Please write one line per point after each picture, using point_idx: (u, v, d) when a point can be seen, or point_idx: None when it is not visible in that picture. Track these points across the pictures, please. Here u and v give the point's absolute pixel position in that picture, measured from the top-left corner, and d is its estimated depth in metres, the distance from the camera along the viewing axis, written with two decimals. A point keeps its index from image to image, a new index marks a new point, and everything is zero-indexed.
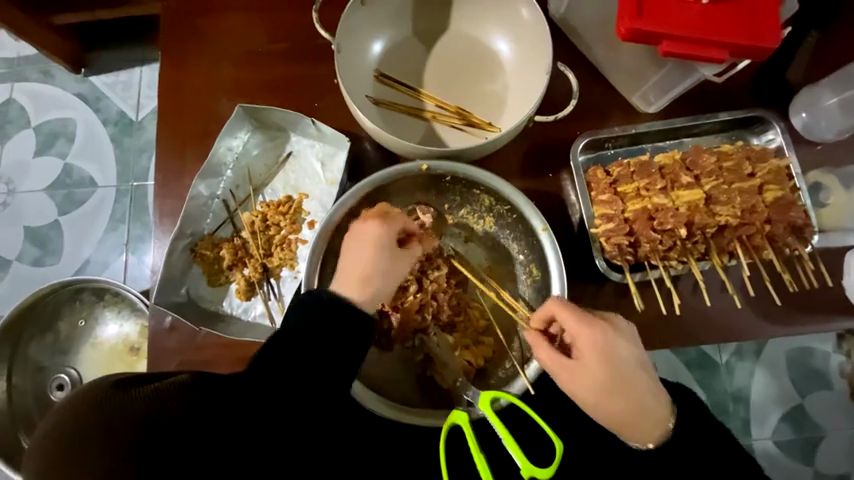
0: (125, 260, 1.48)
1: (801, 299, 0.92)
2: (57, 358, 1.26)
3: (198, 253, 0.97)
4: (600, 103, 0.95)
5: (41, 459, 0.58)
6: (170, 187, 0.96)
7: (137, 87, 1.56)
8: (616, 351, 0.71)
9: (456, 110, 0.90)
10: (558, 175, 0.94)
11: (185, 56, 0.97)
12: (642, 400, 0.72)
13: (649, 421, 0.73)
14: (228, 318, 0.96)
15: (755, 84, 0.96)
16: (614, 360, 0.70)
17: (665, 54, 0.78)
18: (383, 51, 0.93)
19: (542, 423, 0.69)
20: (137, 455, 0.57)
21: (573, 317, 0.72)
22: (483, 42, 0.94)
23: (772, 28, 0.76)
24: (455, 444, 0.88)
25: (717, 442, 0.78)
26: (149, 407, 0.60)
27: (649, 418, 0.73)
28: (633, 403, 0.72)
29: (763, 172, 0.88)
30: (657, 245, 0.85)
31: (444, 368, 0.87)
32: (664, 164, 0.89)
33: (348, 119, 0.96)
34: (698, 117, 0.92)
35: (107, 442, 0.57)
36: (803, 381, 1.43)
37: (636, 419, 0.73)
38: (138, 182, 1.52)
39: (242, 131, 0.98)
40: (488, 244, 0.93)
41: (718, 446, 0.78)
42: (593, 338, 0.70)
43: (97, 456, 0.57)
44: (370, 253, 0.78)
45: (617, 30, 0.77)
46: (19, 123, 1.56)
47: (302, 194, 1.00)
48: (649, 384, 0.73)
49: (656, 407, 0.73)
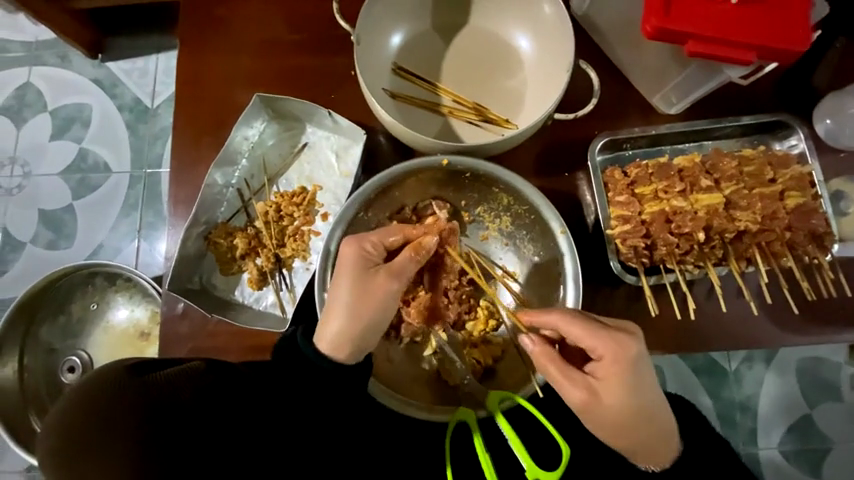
0: (137, 246, 1.48)
1: (817, 309, 0.91)
2: (68, 340, 1.26)
3: (211, 241, 0.97)
4: (619, 102, 0.93)
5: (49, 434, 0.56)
6: (185, 174, 0.95)
7: (153, 74, 1.55)
8: (640, 369, 0.72)
9: (473, 106, 0.89)
10: (575, 175, 0.93)
11: (203, 43, 0.97)
12: (656, 421, 0.74)
13: (659, 444, 0.75)
14: (239, 307, 0.96)
15: (780, 88, 0.94)
16: (638, 379, 0.72)
17: (691, 54, 0.77)
18: (402, 44, 0.92)
19: (549, 427, 0.72)
20: (144, 433, 0.57)
21: (600, 335, 0.71)
22: (504, 38, 0.92)
23: (803, 32, 0.75)
24: (460, 443, 0.87)
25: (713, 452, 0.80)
26: (162, 392, 0.61)
27: (660, 442, 0.75)
28: (649, 424, 0.73)
29: (785, 178, 0.87)
30: (674, 248, 0.84)
31: (452, 366, 0.86)
32: (683, 167, 0.88)
33: (364, 111, 0.95)
34: (720, 120, 0.91)
35: (110, 415, 0.57)
36: (813, 392, 1.41)
37: (643, 441, 0.74)
38: (151, 169, 1.52)
39: (259, 121, 0.97)
40: (503, 242, 0.92)
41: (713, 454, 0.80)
42: (620, 356, 0.71)
43: (101, 427, 0.56)
44: (349, 293, 0.77)
45: (643, 28, 0.76)
46: (37, 107, 1.56)
47: (316, 186, 1.00)
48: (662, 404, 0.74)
49: (669, 431, 0.75)
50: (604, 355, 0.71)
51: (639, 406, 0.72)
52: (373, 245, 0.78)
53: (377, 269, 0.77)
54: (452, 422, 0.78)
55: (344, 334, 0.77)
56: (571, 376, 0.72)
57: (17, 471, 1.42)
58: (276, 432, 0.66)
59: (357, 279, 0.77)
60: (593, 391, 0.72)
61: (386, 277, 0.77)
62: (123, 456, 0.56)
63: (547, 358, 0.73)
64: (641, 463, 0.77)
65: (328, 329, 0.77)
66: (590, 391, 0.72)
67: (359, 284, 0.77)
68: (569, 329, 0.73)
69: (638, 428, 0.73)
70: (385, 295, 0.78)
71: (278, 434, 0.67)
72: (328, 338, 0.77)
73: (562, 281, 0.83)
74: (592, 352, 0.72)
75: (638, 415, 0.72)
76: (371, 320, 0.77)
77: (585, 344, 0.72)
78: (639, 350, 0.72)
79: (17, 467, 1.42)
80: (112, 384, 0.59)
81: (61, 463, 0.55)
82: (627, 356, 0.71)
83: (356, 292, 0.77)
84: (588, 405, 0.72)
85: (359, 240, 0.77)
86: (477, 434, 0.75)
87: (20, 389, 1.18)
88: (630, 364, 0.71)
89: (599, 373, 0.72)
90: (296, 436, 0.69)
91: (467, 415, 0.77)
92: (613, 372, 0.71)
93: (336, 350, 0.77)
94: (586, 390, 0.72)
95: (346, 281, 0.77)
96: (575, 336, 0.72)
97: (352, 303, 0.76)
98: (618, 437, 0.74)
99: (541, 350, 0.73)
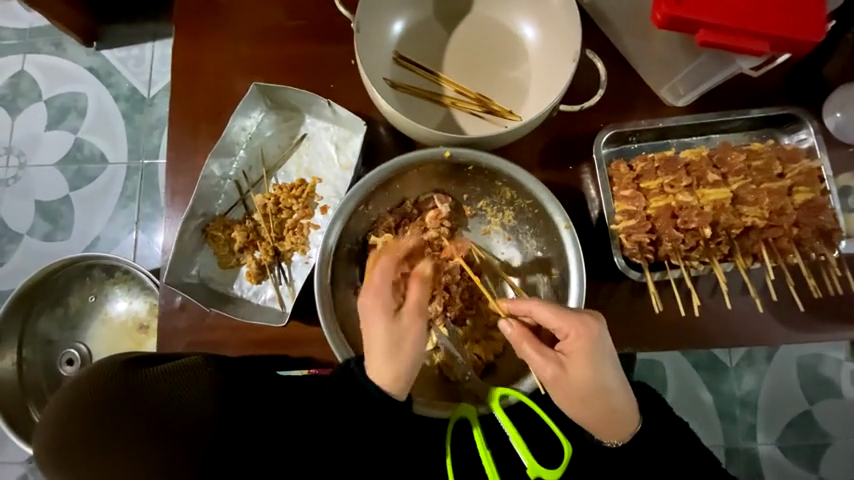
0: (135, 238, 1.47)
1: (825, 306, 0.89)
2: (67, 332, 1.24)
3: (209, 233, 0.95)
4: (625, 94, 0.92)
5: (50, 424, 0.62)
6: (183, 165, 0.94)
7: (149, 62, 1.53)
8: (606, 349, 0.71)
9: (476, 97, 0.88)
10: (579, 168, 0.91)
11: (200, 31, 0.95)
12: (620, 399, 0.73)
13: (624, 419, 0.74)
14: (238, 301, 0.94)
15: (788, 80, 0.92)
16: (603, 357, 0.71)
17: (702, 44, 0.75)
18: (403, 32, 0.90)
19: (551, 423, 0.70)
20: (127, 429, 0.62)
21: (566, 315, 0.71)
22: (508, 26, 0.90)
23: (816, 22, 0.73)
24: (462, 441, 0.85)
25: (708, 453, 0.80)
26: (156, 388, 0.65)
27: (625, 416, 0.74)
28: (613, 399, 0.72)
29: (793, 173, 0.85)
30: (679, 244, 0.83)
31: (453, 361, 0.85)
32: (690, 160, 0.86)
33: (365, 102, 0.93)
34: (729, 112, 0.89)
35: (99, 408, 0.62)
36: (813, 389, 1.39)
37: (605, 421, 0.74)
38: (148, 160, 1.50)
39: (256, 111, 0.96)
40: (505, 236, 0.91)
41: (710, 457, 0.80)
42: (585, 335, 0.70)
43: (88, 420, 0.61)
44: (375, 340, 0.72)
45: (653, 17, 0.74)
46: (31, 96, 1.54)
47: (316, 179, 0.98)
48: (625, 385, 0.74)
49: (630, 413, 0.75)
50: (570, 333, 0.70)
51: (606, 383, 0.71)
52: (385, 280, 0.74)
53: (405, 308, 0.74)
54: (453, 418, 0.77)
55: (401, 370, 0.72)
56: (541, 351, 0.72)
57: (16, 463, 1.40)
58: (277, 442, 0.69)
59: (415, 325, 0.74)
60: (563, 368, 0.71)
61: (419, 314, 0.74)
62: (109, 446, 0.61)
63: (523, 340, 0.73)
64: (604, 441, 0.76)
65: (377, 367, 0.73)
66: (561, 368, 0.71)
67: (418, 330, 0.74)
68: (539, 310, 0.72)
69: (602, 408, 0.72)
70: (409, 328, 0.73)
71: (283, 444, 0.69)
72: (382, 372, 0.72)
73: (565, 278, 0.82)
74: (558, 332, 0.71)
75: (604, 394, 0.71)
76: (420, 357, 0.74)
77: (552, 325, 0.71)
78: (602, 330, 0.71)
79: (17, 459, 1.41)
80: (107, 384, 0.64)
81: (57, 453, 0.61)
82: (591, 335, 0.70)
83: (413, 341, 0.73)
84: (559, 381, 0.71)
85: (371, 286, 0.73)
86: (478, 430, 0.74)
87: (20, 381, 1.17)
88: (595, 344, 0.70)
89: (567, 351, 0.71)
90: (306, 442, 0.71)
91: (469, 411, 0.76)
92: (580, 348, 0.70)
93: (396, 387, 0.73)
94: (558, 367, 0.71)
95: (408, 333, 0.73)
96: (545, 318, 0.72)
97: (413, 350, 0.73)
98: (589, 415, 0.73)
99: (519, 332, 0.73)
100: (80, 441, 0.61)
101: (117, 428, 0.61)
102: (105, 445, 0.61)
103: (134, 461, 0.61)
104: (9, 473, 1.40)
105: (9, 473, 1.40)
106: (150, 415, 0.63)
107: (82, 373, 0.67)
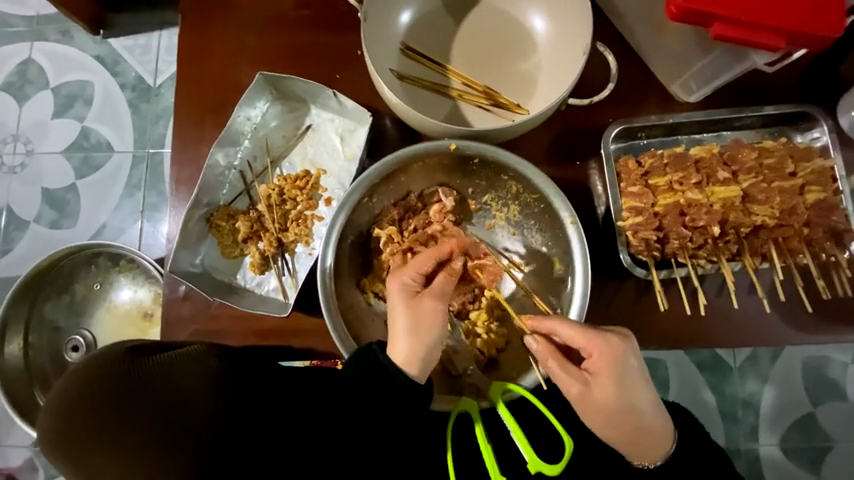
0: (140, 227, 1.46)
1: (834, 309, 0.87)
2: (72, 319, 1.24)
3: (213, 223, 0.94)
4: (634, 90, 0.91)
5: (58, 407, 0.62)
6: (187, 154, 0.93)
7: (155, 51, 1.52)
8: (629, 369, 0.72)
9: (483, 89, 0.87)
10: (587, 163, 0.90)
11: (206, 18, 0.94)
12: (649, 417, 0.73)
13: (654, 439, 0.75)
14: (242, 291, 0.94)
15: (800, 78, 0.90)
16: (629, 378, 0.72)
17: (717, 38, 0.73)
18: (411, 22, 0.89)
19: (552, 418, 0.69)
20: (126, 416, 0.62)
21: (596, 340, 0.71)
22: (517, 18, 0.89)
23: (835, 18, 0.71)
24: (462, 435, 0.84)
25: (709, 453, 0.79)
26: (165, 379, 0.65)
27: (654, 435, 0.75)
28: (641, 421, 0.73)
29: (805, 172, 0.83)
30: (687, 242, 0.81)
31: (455, 354, 0.85)
32: (700, 157, 0.85)
33: (371, 92, 0.92)
34: (742, 109, 0.87)
35: (110, 391, 0.62)
36: (818, 392, 1.38)
37: (639, 441, 0.74)
38: (154, 149, 1.49)
39: (262, 101, 0.95)
40: (510, 231, 0.89)
41: (711, 456, 0.79)
42: (607, 359, 0.71)
43: (96, 403, 0.62)
44: (413, 324, 0.75)
45: (667, 9, 0.73)
46: (39, 84, 1.54)
47: (321, 170, 0.97)
48: (655, 402, 0.74)
49: (662, 429, 0.75)
50: (594, 353, 0.71)
51: (632, 405, 0.72)
52: (413, 277, 0.78)
53: (421, 295, 0.77)
54: (455, 411, 0.76)
55: (422, 352, 0.75)
56: (567, 368, 0.73)
57: (23, 446, 1.41)
58: (289, 428, 0.71)
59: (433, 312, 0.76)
60: (589, 387, 0.72)
61: (434, 299, 0.77)
62: (108, 429, 0.61)
63: (549, 357, 0.73)
64: (636, 459, 0.76)
65: (397, 351, 0.75)
66: (586, 386, 0.72)
67: (437, 314, 0.76)
68: (565, 329, 0.72)
69: (630, 427, 0.73)
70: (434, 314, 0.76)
71: (296, 428, 0.71)
72: (400, 358, 0.75)
73: (570, 273, 0.81)
74: (583, 351, 0.72)
75: (628, 414, 0.72)
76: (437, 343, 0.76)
77: (577, 344, 0.71)
78: (625, 350, 0.71)
79: (22, 443, 1.41)
80: (112, 370, 0.64)
81: (64, 435, 0.61)
82: (616, 354, 0.71)
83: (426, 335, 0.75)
84: (585, 400, 0.72)
85: (397, 274, 0.78)
86: (478, 423, 0.73)
87: (25, 367, 1.17)
88: (619, 362, 0.71)
89: (592, 370, 0.72)
90: (315, 426, 0.72)
91: (470, 406, 0.76)
92: (605, 369, 0.71)
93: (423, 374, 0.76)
94: (584, 385, 0.72)
95: (423, 323, 0.75)
96: (568, 336, 0.72)
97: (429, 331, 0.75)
98: (615, 434, 0.74)
99: (545, 349, 0.73)
100: (90, 428, 0.61)
101: (131, 416, 0.62)
102: (107, 431, 0.61)
103: (156, 458, 0.62)
104: (14, 457, 1.41)
105: (16, 457, 1.41)
106: (165, 403, 0.64)
107: (85, 359, 0.67)
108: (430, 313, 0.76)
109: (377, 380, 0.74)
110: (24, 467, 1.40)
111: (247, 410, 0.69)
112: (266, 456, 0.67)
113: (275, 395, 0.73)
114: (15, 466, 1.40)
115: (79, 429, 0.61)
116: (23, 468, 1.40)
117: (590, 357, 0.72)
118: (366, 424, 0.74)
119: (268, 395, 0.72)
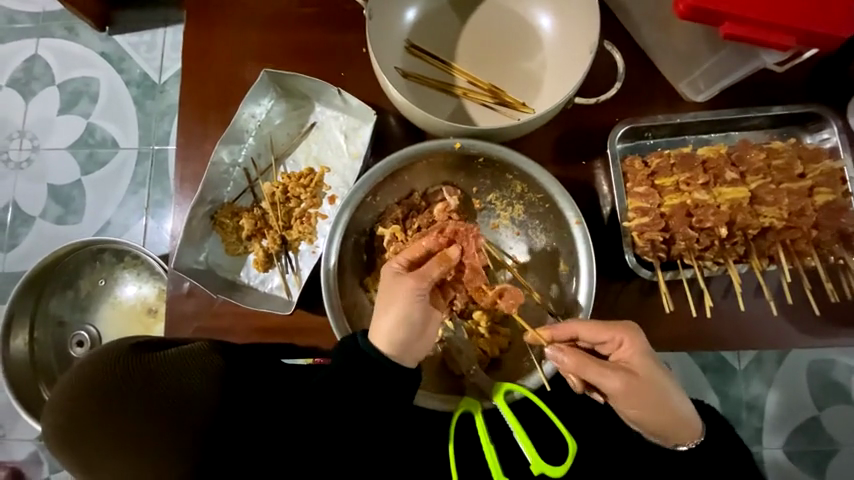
0: (145, 224, 1.46)
1: (841, 312, 0.86)
2: (77, 314, 1.24)
3: (217, 220, 0.94)
4: (641, 89, 0.90)
5: (64, 401, 0.61)
6: (192, 151, 0.93)
7: (160, 48, 1.52)
8: (653, 352, 0.72)
9: (488, 88, 0.86)
10: (592, 163, 0.89)
11: (210, 14, 0.93)
12: (682, 402, 0.72)
13: (690, 423, 0.73)
14: (245, 288, 0.93)
15: (807, 78, 0.89)
16: (656, 361, 0.72)
17: (726, 37, 0.72)
18: (416, 19, 0.89)
19: (555, 419, 0.67)
20: (134, 411, 0.61)
21: (620, 327, 0.71)
22: (524, 16, 0.88)
23: (845, 18, 0.70)
24: (465, 436, 0.84)
25: None
26: (170, 378, 0.65)
27: (690, 421, 0.73)
28: (678, 406, 0.71)
29: (814, 173, 0.83)
30: (693, 243, 0.81)
31: (458, 355, 0.84)
32: (708, 157, 0.84)
33: (376, 90, 0.92)
34: (750, 109, 0.87)
35: (118, 385, 0.62)
36: (822, 396, 1.36)
37: (680, 426, 0.72)
38: (158, 146, 1.49)
39: (266, 98, 0.94)
40: (514, 230, 0.88)
41: None
42: (636, 342, 0.71)
43: (102, 396, 0.61)
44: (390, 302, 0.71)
45: (676, 7, 0.72)
46: (44, 80, 1.54)
47: (325, 168, 0.96)
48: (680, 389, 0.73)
49: (694, 415, 0.73)
50: (623, 340, 0.71)
51: (668, 387, 0.71)
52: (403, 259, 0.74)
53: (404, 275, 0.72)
54: (456, 412, 0.75)
55: (397, 333, 0.71)
56: (602, 364, 0.70)
57: (27, 440, 1.41)
58: (290, 425, 0.71)
59: (411, 298, 0.71)
60: (630, 375, 0.69)
61: (414, 281, 0.71)
62: (113, 423, 0.60)
63: (582, 363, 0.69)
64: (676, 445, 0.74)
65: (378, 336, 0.72)
66: (628, 375, 0.69)
67: (415, 301, 0.71)
68: (590, 329, 0.71)
69: (671, 413, 0.71)
70: (414, 294, 0.71)
71: (298, 424, 0.71)
72: (382, 341, 0.72)
73: (575, 273, 0.80)
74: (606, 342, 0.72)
75: (667, 398, 0.70)
76: (416, 324, 0.72)
77: (601, 334, 0.71)
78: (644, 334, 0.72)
79: (27, 436, 1.41)
80: (119, 365, 0.63)
81: (69, 426, 0.60)
82: (640, 337, 0.72)
83: (407, 312, 0.70)
84: (632, 388, 0.69)
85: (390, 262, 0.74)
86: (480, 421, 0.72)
87: (31, 362, 1.17)
88: (645, 346, 0.71)
89: (625, 358, 0.71)
90: (318, 418, 0.72)
91: (472, 406, 0.75)
92: (638, 351, 0.70)
93: (402, 355, 0.73)
94: (625, 374, 0.69)
95: (401, 303, 0.71)
96: (590, 330, 0.71)
97: (408, 313, 0.70)
98: (651, 423, 0.71)
99: (574, 356, 0.70)
100: (92, 423, 0.60)
101: (140, 412, 0.61)
102: (112, 425, 0.60)
103: (162, 455, 0.62)
104: (20, 451, 1.41)
105: (20, 451, 1.41)
106: (169, 399, 0.64)
107: (89, 355, 0.66)
108: (403, 291, 0.71)
109: (362, 368, 0.71)
110: (29, 461, 1.40)
111: (236, 414, 0.69)
112: (256, 456, 0.67)
113: (264, 399, 0.74)
114: (20, 459, 1.40)
115: (84, 421, 0.60)
116: (28, 461, 1.40)
117: (616, 347, 0.72)
118: (356, 421, 0.73)
119: (259, 397, 0.73)
